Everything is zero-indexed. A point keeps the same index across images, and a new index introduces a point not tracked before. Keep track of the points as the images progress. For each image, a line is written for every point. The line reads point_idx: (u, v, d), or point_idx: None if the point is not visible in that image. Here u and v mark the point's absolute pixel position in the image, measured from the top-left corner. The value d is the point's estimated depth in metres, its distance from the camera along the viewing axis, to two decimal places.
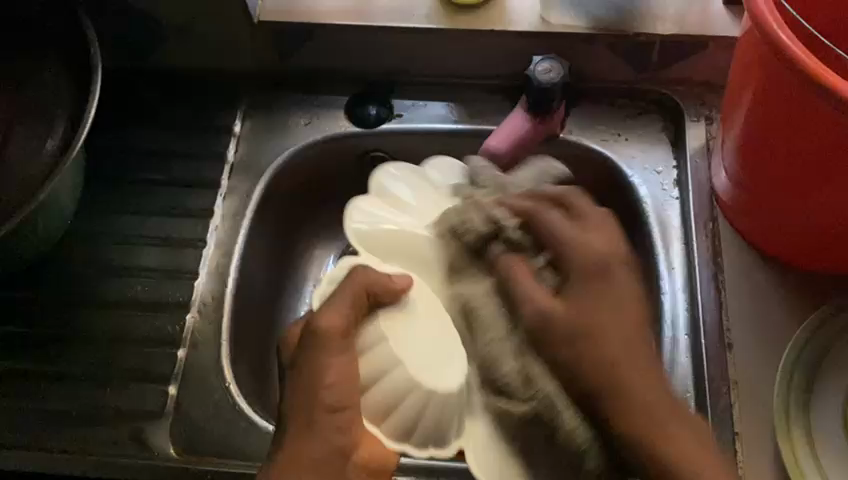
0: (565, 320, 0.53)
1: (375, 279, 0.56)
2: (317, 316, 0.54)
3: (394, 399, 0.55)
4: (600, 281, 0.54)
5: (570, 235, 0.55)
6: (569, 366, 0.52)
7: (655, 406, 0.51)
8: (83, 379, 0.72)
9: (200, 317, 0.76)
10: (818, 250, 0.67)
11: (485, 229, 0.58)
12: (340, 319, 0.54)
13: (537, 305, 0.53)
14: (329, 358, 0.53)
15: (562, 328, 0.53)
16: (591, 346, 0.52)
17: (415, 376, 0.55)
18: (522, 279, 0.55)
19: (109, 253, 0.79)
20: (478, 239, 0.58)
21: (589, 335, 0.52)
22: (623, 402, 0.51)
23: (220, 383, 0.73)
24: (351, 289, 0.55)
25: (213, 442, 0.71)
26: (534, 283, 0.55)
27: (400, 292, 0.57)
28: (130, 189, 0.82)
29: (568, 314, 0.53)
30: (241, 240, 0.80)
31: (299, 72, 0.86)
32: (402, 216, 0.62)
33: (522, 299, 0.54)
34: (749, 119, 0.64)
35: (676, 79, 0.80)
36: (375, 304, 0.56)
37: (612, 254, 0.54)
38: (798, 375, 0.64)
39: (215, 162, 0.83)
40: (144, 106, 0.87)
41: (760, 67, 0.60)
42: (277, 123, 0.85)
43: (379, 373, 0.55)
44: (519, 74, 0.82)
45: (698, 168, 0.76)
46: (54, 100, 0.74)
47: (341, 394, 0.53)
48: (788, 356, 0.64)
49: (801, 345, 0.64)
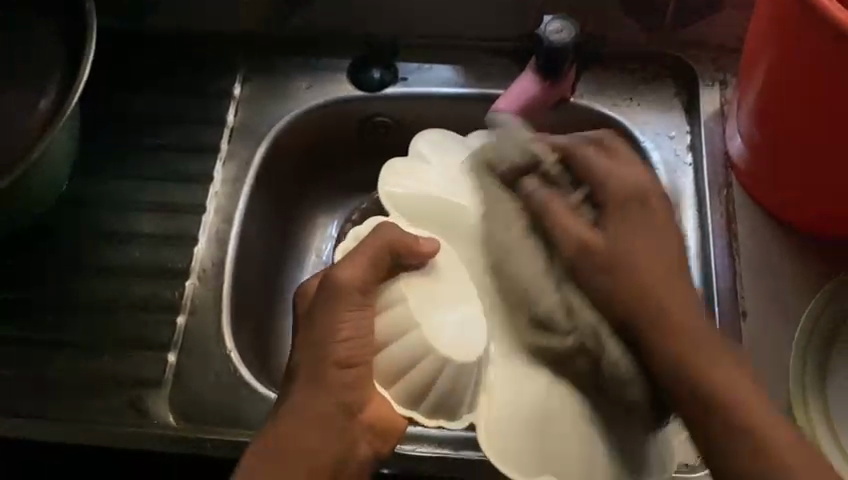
0: (581, 255, 0.54)
1: (399, 236, 0.55)
2: (337, 268, 0.53)
3: (410, 362, 0.55)
4: (625, 228, 0.54)
5: (600, 166, 0.56)
6: (604, 297, 0.53)
7: (700, 345, 0.51)
8: (81, 346, 0.70)
9: (200, 284, 0.74)
10: (831, 215, 0.65)
11: (521, 163, 0.60)
12: (361, 274, 0.53)
13: (597, 236, 0.54)
14: (344, 311, 0.53)
15: (598, 258, 0.54)
16: (628, 286, 0.52)
17: (432, 339, 0.55)
18: (566, 220, 0.55)
19: (106, 219, 0.77)
20: (512, 172, 0.60)
21: (626, 278, 0.53)
22: (660, 331, 0.51)
23: (220, 351, 0.71)
24: (374, 244, 0.54)
25: (213, 410, 0.68)
26: (576, 223, 0.55)
27: (424, 254, 0.56)
28: (127, 153, 0.80)
29: (609, 254, 0.53)
30: (241, 205, 0.77)
31: (300, 32, 0.83)
32: (433, 181, 0.63)
33: (564, 233, 0.55)
34: (768, 82, 0.62)
35: (689, 43, 0.78)
36: (397, 264, 0.56)
37: (646, 184, 0.55)
38: (813, 352, 0.65)
39: (214, 126, 0.81)
40: (139, 68, 0.84)
41: (780, 23, 0.58)
42: (278, 85, 0.82)
43: (400, 333, 0.54)
44: (528, 37, 0.80)
45: (712, 133, 0.75)
46: (47, 58, 0.71)
47: (353, 349, 0.53)
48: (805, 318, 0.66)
49: (818, 312, 0.66)
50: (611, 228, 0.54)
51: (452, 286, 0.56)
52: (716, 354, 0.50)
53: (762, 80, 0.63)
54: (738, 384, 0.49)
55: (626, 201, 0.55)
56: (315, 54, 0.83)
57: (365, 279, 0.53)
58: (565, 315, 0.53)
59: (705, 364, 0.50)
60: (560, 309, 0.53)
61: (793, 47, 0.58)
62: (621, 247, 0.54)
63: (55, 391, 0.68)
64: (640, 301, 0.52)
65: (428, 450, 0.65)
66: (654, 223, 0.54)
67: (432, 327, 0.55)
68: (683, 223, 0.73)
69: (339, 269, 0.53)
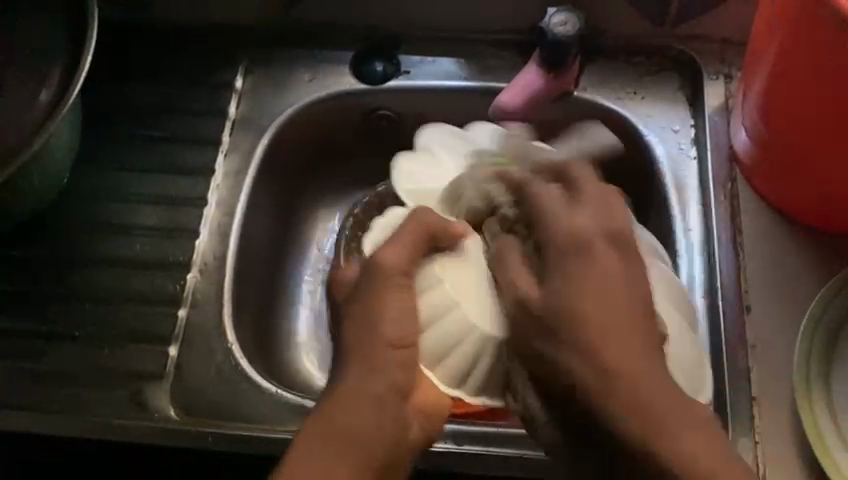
0: (552, 308, 0.45)
1: (436, 220, 0.54)
2: (377, 251, 0.53)
3: (451, 343, 0.53)
4: (575, 263, 0.46)
5: (545, 204, 0.48)
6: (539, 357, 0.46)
7: (677, 406, 0.43)
8: (82, 339, 0.70)
9: (201, 277, 0.74)
10: (835, 209, 0.65)
11: (481, 205, 0.57)
12: (398, 256, 0.52)
13: (536, 294, 0.47)
14: (388, 294, 0.51)
15: (534, 310, 0.46)
16: (570, 327, 0.45)
17: (475, 320, 0.53)
18: (506, 250, 0.51)
19: (107, 212, 0.76)
20: (483, 207, 0.57)
21: (603, 357, 0.44)
22: (624, 361, 0.44)
23: (221, 344, 0.71)
24: (412, 228, 0.53)
25: (214, 403, 0.68)
26: (518, 263, 0.49)
27: (457, 236, 0.55)
28: (128, 145, 0.79)
29: (547, 307, 0.46)
30: (243, 198, 0.77)
31: (302, 25, 0.82)
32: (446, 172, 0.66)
33: (508, 278, 0.49)
34: (773, 75, 0.62)
35: (693, 36, 0.77)
36: (433, 248, 0.55)
37: (597, 231, 0.47)
38: (818, 338, 0.62)
39: (215, 118, 0.80)
40: (140, 59, 0.83)
41: (786, 15, 0.58)
42: (280, 78, 0.82)
43: (436, 314, 0.53)
44: (531, 29, 0.79)
45: (716, 127, 0.75)
46: (48, 49, 0.70)
47: (405, 330, 0.51)
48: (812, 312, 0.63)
49: (826, 302, 0.63)
50: (555, 249, 0.47)
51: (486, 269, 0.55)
52: (670, 412, 0.43)
53: (767, 72, 0.62)
54: (694, 449, 0.42)
55: (574, 246, 0.46)
56: (317, 46, 0.82)
57: (406, 262, 0.52)
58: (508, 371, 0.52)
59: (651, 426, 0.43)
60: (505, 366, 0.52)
61: (797, 39, 0.57)
62: (569, 296, 0.45)
63: (56, 384, 0.68)
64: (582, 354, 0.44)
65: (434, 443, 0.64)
66: (625, 283, 0.46)
67: (475, 311, 0.53)
68: (686, 218, 0.72)
69: (383, 252, 0.52)
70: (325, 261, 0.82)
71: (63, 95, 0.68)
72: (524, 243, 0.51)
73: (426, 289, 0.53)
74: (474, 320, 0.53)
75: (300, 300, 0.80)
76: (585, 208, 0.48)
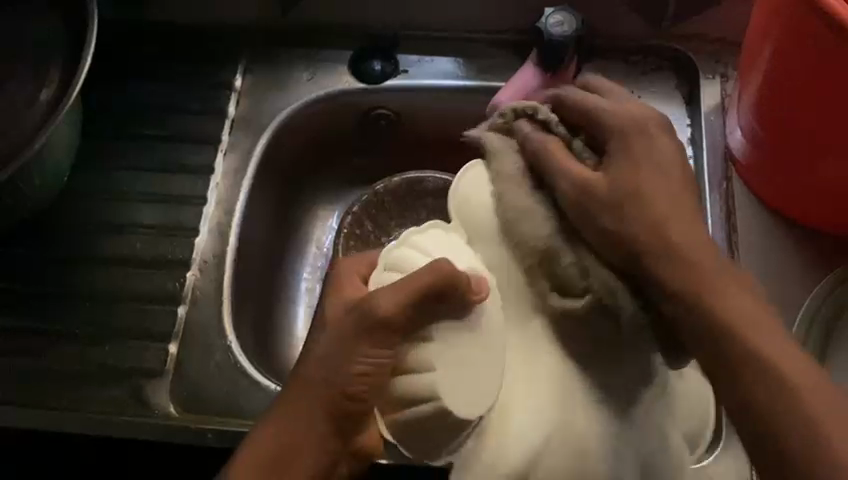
0: (613, 189, 0.47)
1: (456, 279, 0.46)
2: (376, 296, 0.47)
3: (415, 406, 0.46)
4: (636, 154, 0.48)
5: (599, 107, 0.50)
6: (606, 231, 0.46)
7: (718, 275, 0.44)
8: (82, 337, 0.71)
9: (201, 275, 0.74)
10: (829, 208, 0.66)
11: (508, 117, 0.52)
12: (397, 315, 0.46)
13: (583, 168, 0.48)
14: (367, 350, 0.47)
15: (602, 194, 0.47)
16: (638, 207, 0.46)
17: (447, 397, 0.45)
18: (560, 154, 0.48)
19: (108, 210, 0.77)
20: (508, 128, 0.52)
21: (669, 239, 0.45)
22: (697, 264, 0.45)
23: (221, 342, 0.71)
24: (430, 280, 0.45)
25: (214, 400, 0.69)
26: (572, 162, 0.48)
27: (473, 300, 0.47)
28: (128, 144, 0.80)
29: (612, 184, 0.47)
30: (242, 197, 0.78)
31: (300, 24, 0.83)
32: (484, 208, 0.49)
33: (563, 165, 0.48)
34: (769, 77, 0.62)
35: (689, 35, 0.78)
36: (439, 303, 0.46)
37: (642, 126, 0.49)
38: (811, 339, 0.65)
39: (215, 117, 0.81)
40: (140, 58, 0.84)
41: (780, 17, 0.59)
42: (279, 77, 0.82)
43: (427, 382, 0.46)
44: (528, 29, 0.80)
45: (712, 126, 0.75)
46: (48, 49, 0.71)
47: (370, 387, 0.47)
48: (810, 303, 0.67)
49: (826, 293, 0.67)
50: (616, 146, 0.49)
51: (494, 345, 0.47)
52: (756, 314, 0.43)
53: (763, 75, 0.63)
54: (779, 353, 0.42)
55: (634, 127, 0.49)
56: (316, 45, 0.83)
57: (396, 316, 0.46)
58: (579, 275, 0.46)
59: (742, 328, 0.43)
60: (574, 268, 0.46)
61: (794, 43, 0.58)
62: (628, 180, 0.47)
63: (56, 381, 0.69)
64: (655, 228, 0.46)
65: None
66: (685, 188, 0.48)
67: (457, 387, 0.45)
68: None
69: (381, 295, 0.47)
70: (323, 258, 0.83)
71: (63, 94, 0.68)
72: (575, 147, 0.50)
73: (425, 347, 0.46)
74: (446, 397, 0.45)
75: (301, 296, 0.81)
76: (634, 102, 0.50)
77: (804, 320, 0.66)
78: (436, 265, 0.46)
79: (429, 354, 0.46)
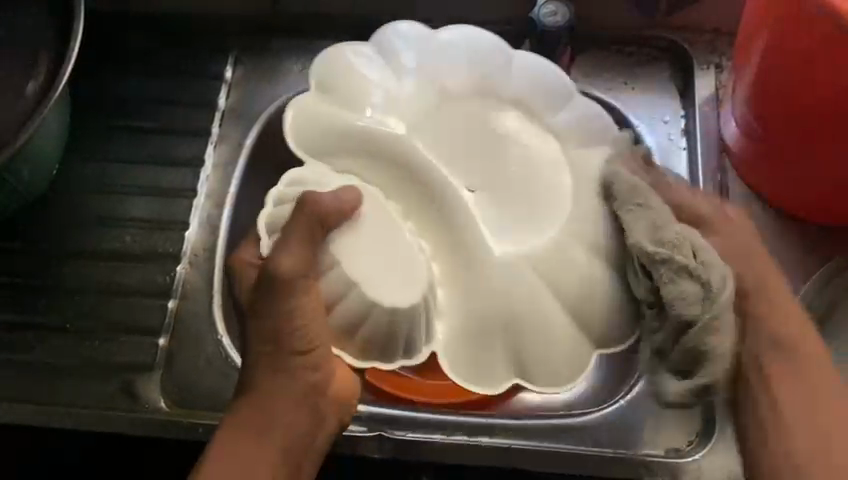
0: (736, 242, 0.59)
1: (319, 205, 0.59)
2: (274, 262, 0.54)
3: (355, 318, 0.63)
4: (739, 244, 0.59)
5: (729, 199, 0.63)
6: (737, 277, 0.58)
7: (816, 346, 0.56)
8: (72, 331, 0.70)
9: (192, 268, 0.74)
10: (826, 200, 0.65)
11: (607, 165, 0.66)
12: (292, 261, 0.54)
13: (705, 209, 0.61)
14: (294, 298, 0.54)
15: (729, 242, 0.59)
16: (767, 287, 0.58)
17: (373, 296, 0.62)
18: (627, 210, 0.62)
19: (97, 204, 0.76)
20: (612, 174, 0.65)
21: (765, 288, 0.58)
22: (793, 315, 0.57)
23: (212, 335, 0.71)
24: (303, 222, 0.57)
25: (204, 395, 0.68)
26: (688, 194, 0.62)
27: (350, 212, 0.62)
28: (118, 136, 0.79)
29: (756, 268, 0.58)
30: (232, 190, 0.77)
31: (290, 14, 0.82)
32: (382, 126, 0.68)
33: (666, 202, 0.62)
34: (765, 67, 0.61)
35: (683, 25, 0.77)
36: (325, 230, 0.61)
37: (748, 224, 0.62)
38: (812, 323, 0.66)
39: (205, 109, 0.80)
40: (129, 49, 0.83)
41: (776, 7, 0.58)
42: (269, 69, 0.82)
43: (340, 293, 0.62)
44: (521, 19, 0.79)
45: (707, 117, 0.74)
46: (34, 38, 0.70)
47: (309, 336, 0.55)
48: (810, 289, 0.67)
49: (830, 276, 0.67)
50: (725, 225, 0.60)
51: (396, 260, 0.63)
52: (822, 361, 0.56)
53: (758, 65, 0.62)
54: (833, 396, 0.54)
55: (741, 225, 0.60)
56: (308, 36, 0.82)
57: (293, 267, 0.54)
58: (676, 247, 0.57)
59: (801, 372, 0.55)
60: (680, 240, 0.57)
61: (793, 32, 0.57)
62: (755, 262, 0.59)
63: (45, 377, 0.68)
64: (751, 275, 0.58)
65: (421, 434, 0.64)
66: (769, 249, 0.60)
67: (382, 293, 0.63)
68: None
69: (281, 260, 0.54)
70: None
71: (51, 86, 0.67)
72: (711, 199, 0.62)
73: (333, 267, 0.62)
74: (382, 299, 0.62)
75: None
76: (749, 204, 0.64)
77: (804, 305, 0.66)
78: (303, 199, 0.59)
79: (345, 263, 0.62)
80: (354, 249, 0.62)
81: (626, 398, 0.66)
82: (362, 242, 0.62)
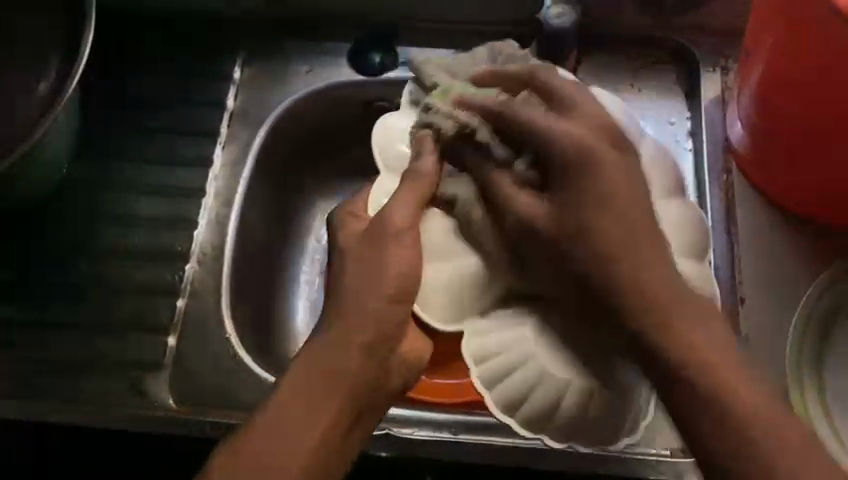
0: (558, 224, 0.51)
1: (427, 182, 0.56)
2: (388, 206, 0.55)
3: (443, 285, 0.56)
4: (577, 168, 0.50)
5: (544, 123, 0.51)
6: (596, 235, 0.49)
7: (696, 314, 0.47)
8: (81, 328, 0.71)
9: (200, 267, 0.74)
10: (830, 202, 0.66)
11: (452, 129, 0.56)
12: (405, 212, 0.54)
13: (560, 129, 0.50)
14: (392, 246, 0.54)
15: (544, 226, 0.51)
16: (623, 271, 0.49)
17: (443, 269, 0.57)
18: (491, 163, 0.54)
19: (107, 203, 0.77)
20: (453, 126, 0.56)
21: (604, 200, 0.49)
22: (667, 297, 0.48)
23: (220, 334, 0.71)
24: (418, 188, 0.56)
25: (212, 393, 0.69)
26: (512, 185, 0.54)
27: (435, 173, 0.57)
28: (127, 135, 0.80)
29: (564, 170, 0.50)
30: (240, 189, 0.78)
31: (297, 15, 0.82)
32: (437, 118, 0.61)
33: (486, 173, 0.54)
34: (773, 69, 0.61)
35: (691, 27, 0.78)
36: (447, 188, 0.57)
37: (597, 146, 0.50)
38: (809, 341, 0.65)
39: (215, 109, 0.81)
40: (139, 49, 0.83)
41: (782, 9, 0.58)
42: (278, 70, 0.82)
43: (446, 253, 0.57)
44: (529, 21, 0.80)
45: (713, 119, 0.75)
46: (45, 40, 0.70)
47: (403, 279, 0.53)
48: (804, 307, 0.66)
49: (823, 288, 0.66)
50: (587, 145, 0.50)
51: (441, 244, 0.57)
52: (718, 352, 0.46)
53: (764, 67, 0.62)
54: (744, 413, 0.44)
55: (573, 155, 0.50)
56: (316, 38, 0.83)
57: (410, 216, 0.55)
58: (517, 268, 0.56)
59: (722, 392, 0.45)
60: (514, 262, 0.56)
61: (800, 35, 0.57)
62: (576, 214, 0.50)
63: (56, 375, 0.69)
64: (603, 255, 0.49)
65: (431, 434, 0.65)
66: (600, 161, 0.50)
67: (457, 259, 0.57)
68: None
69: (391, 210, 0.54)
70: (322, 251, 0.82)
71: (61, 87, 0.68)
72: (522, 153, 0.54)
73: (433, 226, 0.57)
74: (439, 288, 0.56)
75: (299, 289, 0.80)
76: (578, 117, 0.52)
77: (798, 326, 0.65)
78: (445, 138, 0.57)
79: (438, 227, 0.57)
80: (435, 298, 0.57)
81: None
82: (472, 274, 0.57)
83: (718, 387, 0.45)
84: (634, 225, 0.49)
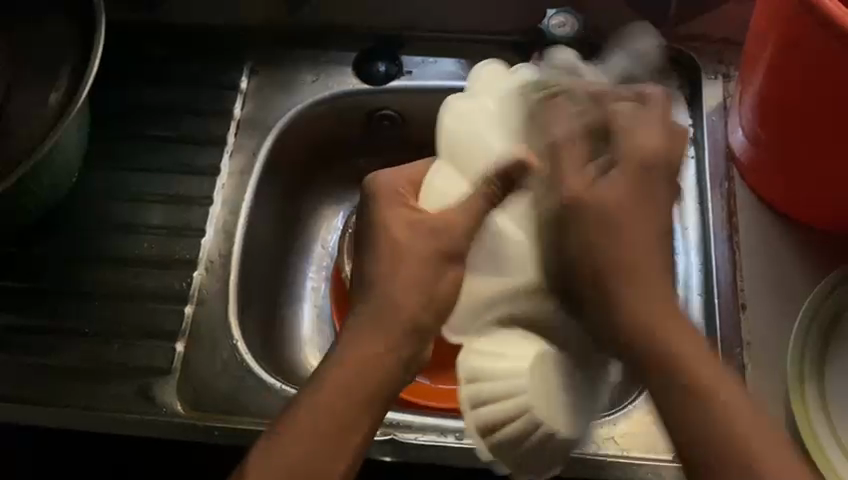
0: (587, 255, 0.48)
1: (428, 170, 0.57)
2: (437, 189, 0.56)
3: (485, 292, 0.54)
4: (603, 229, 0.48)
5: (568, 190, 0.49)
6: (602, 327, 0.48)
7: (715, 380, 0.45)
8: (91, 335, 0.72)
9: (208, 275, 0.75)
10: (832, 209, 0.66)
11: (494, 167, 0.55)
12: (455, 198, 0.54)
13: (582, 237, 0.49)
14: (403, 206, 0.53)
15: (589, 259, 0.48)
16: (642, 330, 0.46)
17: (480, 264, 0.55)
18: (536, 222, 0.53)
19: (115, 212, 0.78)
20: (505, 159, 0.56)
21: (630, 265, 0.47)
22: (690, 353, 0.46)
23: (227, 340, 0.72)
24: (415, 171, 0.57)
25: (220, 399, 0.70)
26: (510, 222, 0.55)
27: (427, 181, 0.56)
28: (135, 145, 0.81)
29: (587, 273, 0.48)
30: (248, 198, 0.79)
31: (304, 26, 0.84)
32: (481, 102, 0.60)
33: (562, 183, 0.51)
34: (774, 76, 0.62)
35: (692, 36, 0.78)
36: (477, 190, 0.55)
37: (612, 198, 0.48)
38: (807, 357, 0.64)
39: (222, 119, 0.82)
40: (149, 61, 0.85)
41: (781, 19, 0.59)
42: (284, 79, 0.83)
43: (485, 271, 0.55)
44: (531, 30, 0.81)
45: (714, 126, 0.76)
46: (57, 52, 0.72)
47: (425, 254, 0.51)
48: (801, 324, 0.65)
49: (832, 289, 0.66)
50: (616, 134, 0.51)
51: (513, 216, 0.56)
52: (714, 386, 0.45)
53: (765, 74, 0.63)
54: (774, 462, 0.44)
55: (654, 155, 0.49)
56: (322, 47, 0.84)
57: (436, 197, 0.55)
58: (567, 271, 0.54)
59: (734, 437, 0.44)
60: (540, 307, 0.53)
61: (800, 44, 0.57)
62: (606, 256, 0.48)
63: (65, 380, 0.70)
64: (640, 328, 0.46)
65: (432, 439, 0.66)
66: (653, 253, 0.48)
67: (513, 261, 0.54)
68: (684, 213, 0.75)
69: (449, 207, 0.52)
70: (329, 258, 0.84)
71: (70, 98, 0.69)
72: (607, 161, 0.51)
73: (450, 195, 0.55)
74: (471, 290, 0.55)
75: (305, 295, 0.82)
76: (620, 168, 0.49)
77: (797, 344, 0.64)
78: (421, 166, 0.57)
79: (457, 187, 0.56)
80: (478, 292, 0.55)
81: (636, 402, 0.67)
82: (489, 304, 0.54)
83: (731, 439, 0.44)
84: (694, 355, 0.46)
